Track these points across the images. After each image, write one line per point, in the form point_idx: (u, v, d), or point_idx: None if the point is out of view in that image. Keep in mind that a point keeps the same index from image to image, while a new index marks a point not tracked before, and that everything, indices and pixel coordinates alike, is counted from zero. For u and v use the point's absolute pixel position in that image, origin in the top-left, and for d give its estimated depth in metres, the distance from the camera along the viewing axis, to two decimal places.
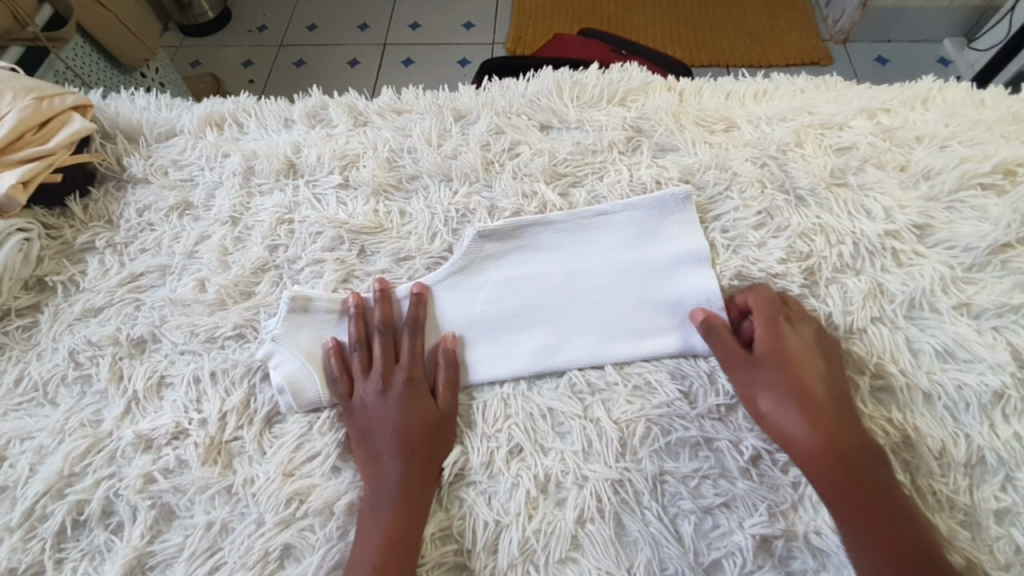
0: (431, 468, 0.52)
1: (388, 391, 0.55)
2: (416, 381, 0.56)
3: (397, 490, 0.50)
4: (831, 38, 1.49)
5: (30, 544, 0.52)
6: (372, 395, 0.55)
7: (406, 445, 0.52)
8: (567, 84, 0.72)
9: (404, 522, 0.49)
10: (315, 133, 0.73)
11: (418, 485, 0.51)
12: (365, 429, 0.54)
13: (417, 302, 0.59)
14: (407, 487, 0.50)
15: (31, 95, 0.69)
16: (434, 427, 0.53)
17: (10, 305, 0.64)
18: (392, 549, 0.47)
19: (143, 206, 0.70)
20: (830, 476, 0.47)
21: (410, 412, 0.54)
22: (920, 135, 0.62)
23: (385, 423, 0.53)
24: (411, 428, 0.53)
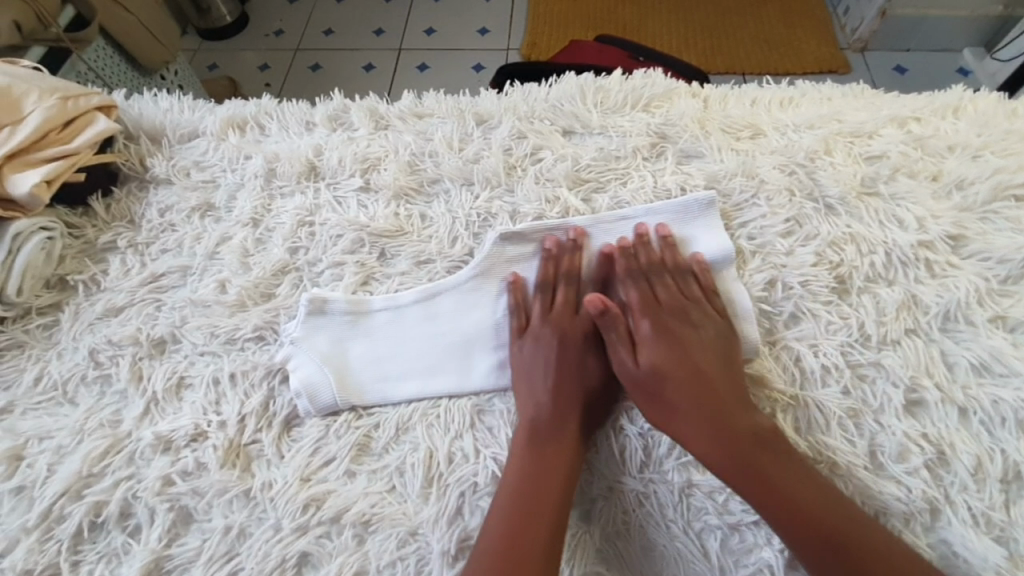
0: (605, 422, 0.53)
1: (562, 348, 0.56)
2: (594, 341, 0.57)
3: (566, 440, 0.51)
4: (849, 46, 1.48)
5: (47, 545, 0.51)
6: (540, 354, 0.56)
7: (594, 403, 0.54)
8: (590, 89, 0.72)
9: (552, 471, 0.49)
10: (337, 136, 0.73)
11: (580, 436, 0.52)
12: (530, 386, 0.54)
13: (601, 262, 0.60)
14: (572, 438, 0.52)
15: (56, 95, 0.68)
16: (615, 387, 0.55)
17: (31, 304, 0.64)
18: (541, 495, 0.48)
19: (165, 207, 0.70)
20: (706, 436, 0.48)
21: (589, 371, 0.56)
22: (952, 144, 0.61)
23: (556, 378, 0.55)
24: (583, 385, 0.55)
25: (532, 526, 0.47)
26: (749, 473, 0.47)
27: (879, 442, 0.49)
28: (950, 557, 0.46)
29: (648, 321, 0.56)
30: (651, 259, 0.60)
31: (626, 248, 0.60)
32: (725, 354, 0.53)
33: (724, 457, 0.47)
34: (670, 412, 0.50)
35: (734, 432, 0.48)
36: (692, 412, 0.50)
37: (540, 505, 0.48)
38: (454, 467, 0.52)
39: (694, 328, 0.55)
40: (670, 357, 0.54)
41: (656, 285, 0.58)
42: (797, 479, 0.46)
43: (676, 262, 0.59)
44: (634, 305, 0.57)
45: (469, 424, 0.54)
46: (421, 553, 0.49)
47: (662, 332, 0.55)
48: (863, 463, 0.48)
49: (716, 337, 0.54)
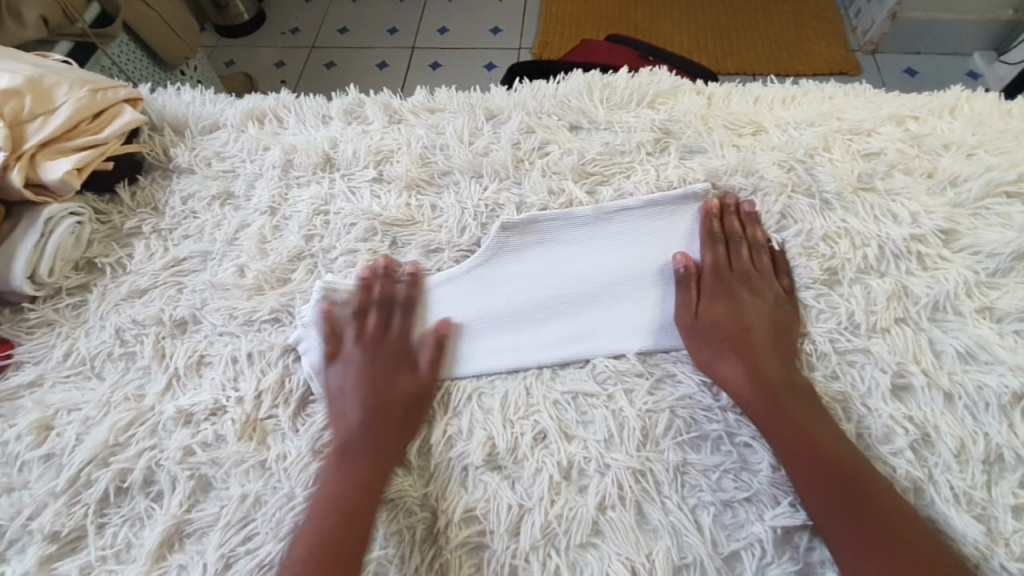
0: (408, 434, 0.55)
1: (375, 366, 0.58)
2: (398, 357, 0.59)
3: (371, 454, 0.53)
4: (859, 49, 1.49)
5: (74, 509, 0.54)
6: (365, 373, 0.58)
7: (400, 425, 0.55)
8: (597, 86, 0.74)
9: (370, 484, 0.51)
10: (352, 129, 0.76)
11: (380, 454, 0.53)
12: (336, 411, 0.56)
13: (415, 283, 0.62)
14: (375, 450, 0.53)
15: (86, 87, 0.71)
16: (405, 400, 0.56)
17: (62, 284, 0.67)
18: (347, 517, 0.49)
19: (187, 195, 0.73)
20: (751, 386, 0.53)
21: (392, 384, 0.57)
22: (947, 142, 0.63)
23: (361, 395, 0.56)
24: (387, 399, 0.56)
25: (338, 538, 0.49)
26: (779, 416, 0.51)
27: (866, 424, 0.51)
28: None
29: (713, 283, 0.59)
30: (729, 228, 0.61)
31: (712, 216, 0.62)
32: (785, 321, 0.56)
33: (763, 403, 0.52)
34: (718, 358, 0.55)
35: (767, 377, 0.53)
36: (740, 361, 0.54)
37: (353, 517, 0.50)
38: (455, 442, 0.54)
39: (756, 293, 0.58)
40: (720, 314, 0.57)
41: (731, 253, 0.60)
42: (819, 428, 0.50)
43: (757, 235, 0.60)
44: (707, 267, 0.60)
45: (467, 402, 0.56)
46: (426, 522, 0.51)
47: (724, 294, 0.59)
48: None
49: (777, 303, 0.57)
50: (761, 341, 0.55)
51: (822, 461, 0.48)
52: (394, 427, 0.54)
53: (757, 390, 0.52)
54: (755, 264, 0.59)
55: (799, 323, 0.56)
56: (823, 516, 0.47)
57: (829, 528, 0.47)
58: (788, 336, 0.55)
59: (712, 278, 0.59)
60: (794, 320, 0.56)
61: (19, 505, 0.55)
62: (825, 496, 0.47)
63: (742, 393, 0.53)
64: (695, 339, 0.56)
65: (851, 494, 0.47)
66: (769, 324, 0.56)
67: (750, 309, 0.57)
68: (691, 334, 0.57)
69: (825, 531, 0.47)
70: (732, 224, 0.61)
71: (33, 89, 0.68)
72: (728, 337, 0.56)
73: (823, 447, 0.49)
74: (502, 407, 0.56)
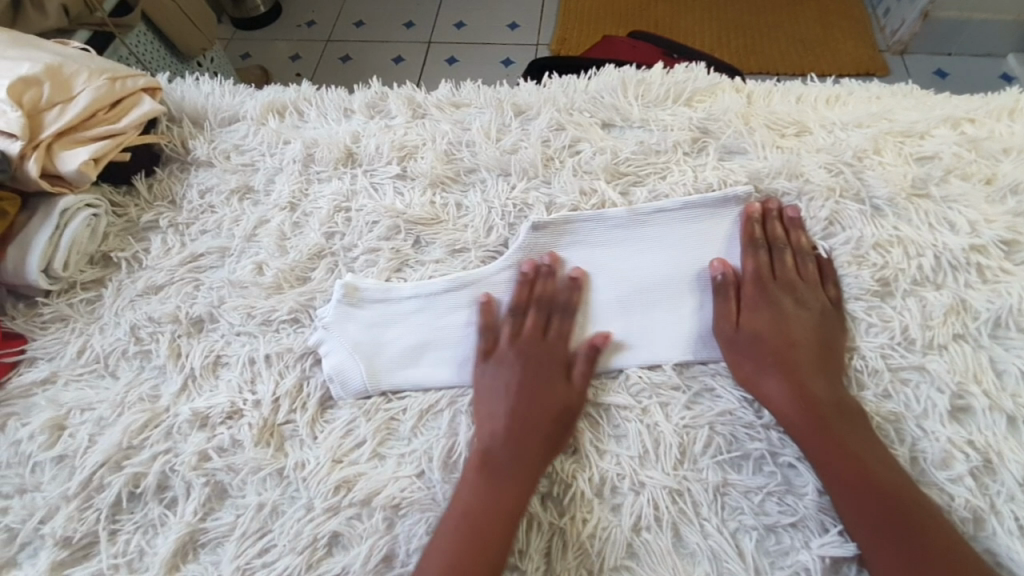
0: (557, 450, 0.51)
1: (534, 377, 0.54)
2: (550, 363, 0.55)
3: (512, 464, 0.49)
4: (888, 49, 1.44)
5: (86, 514, 0.52)
6: (522, 381, 0.54)
7: (537, 433, 0.51)
8: (631, 82, 0.71)
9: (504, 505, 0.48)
10: (374, 123, 0.73)
11: (528, 464, 0.50)
12: (485, 418, 0.52)
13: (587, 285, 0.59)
14: (518, 466, 0.49)
15: (105, 76, 0.69)
16: (561, 411, 0.52)
17: (77, 279, 0.66)
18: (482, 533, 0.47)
19: (205, 188, 0.71)
20: (795, 402, 0.50)
21: (544, 393, 0.53)
22: (1006, 147, 0.59)
23: (518, 390, 0.53)
24: (540, 404, 0.52)
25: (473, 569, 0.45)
26: (823, 436, 0.48)
27: (922, 447, 0.48)
28: None
29: (754, 292, 0.56)
30: (771, 234, 0.58)
31: (752, 222, 0.59)
32: (830, 333, 0.52)
33: (806, 422, 0.49)
34: (759, 372, 0.52)
35: (813, 395, 0.49)
36: (783, 376, 0.51)
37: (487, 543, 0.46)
38: None
39: (801, 302, 0.54)
40: (762, 325, 0.54)
41: (774, 260, 0.57)
42: (869, 451, 0.47)
43: (801, 241, 0.57)
44: (748, 275, 0.57)
45: None
46: None
47: (766, 303, 0.55)
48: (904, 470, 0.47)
49: (823, 315, 0.53)
50: (805, 355, 0.52)
51: (870, 486, 0.45)
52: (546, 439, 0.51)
53: (801, 408, 0.49)
54: (798, 273, 0.56)
55: (846, 337, 0.52)
56: (870, 546, 0.44)
57: (876, 558, 0.44)
58: (834, 351, 0.52)
59: (752, 288, 0.56)
60: (839, 333, 0.52)
61: (31, 508, 0.53)
62: (874, 526, 0.44)
63: (787, 412, 0.50)
64: (734, 351, 0.53)
65: (903, 526, 0.44)
66: (815, 337, 0.52)
67: (794, 321, 0.54)
68: (730, 346, 0.54)
69: (874, 564, 0.44)
70: (774, 229, 0.58)
71: (51, 78, 0.66)
72: (770, 350, 0.53)
73: (870, 471, 0.46)
74: None
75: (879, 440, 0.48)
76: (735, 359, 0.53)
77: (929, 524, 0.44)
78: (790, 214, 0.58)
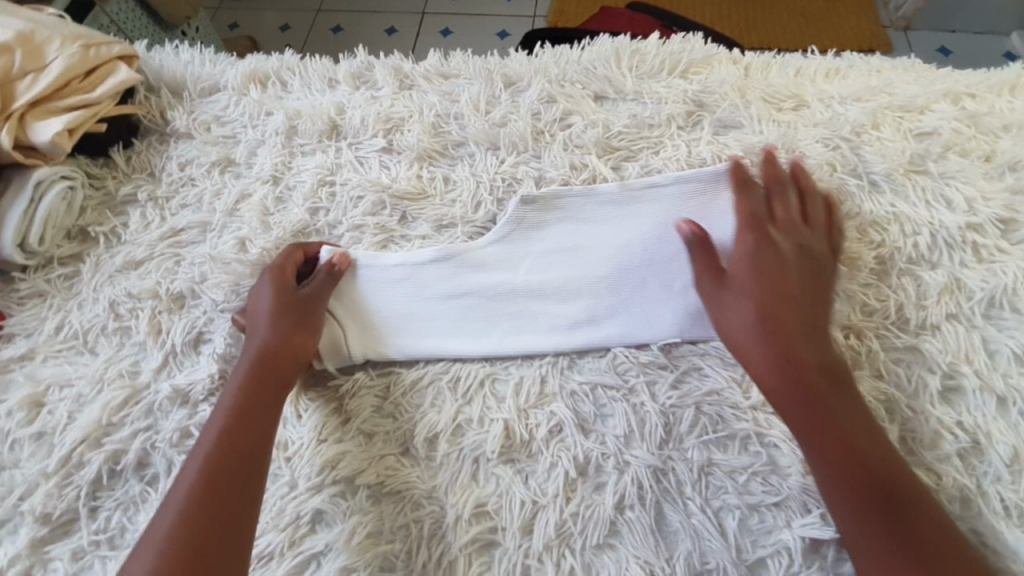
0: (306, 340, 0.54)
1: (276, 312, 0.54)
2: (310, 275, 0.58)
3: (268, 355, 0.52)
4: (891, 24, 1.40)
5: (66, 490, 0.52)
6: (266, 314, 0.54)
7: (292, 329, 0.54)
8: (626, 52, 0.68)
9: (257, 411, 0.49)
10: (360, 94, 0.71)
11: (280, 353, 0.52)
12: (252, 324, 0.55)
13: (309, 245, 0.59)
14: (273, 357, 0.52)
15: (78, 42, 0.67)
16: (309, 311, 0.55)
17: (53, 254, 0.64)
18: (242, 418, 0.49)
19: (185, 161, 0.69)
20: (780, 373, 0.48)
21: (294, 297, 0.55)
22: (1007, 124, 0.58)
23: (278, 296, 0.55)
24: (292, 307, 0.55)
25: (225, 453, 0.46)
26: (805, 409, 0.46)
27: (910, 427, 0.47)
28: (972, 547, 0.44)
29: (746, 236, 0.54)
30: (765, 183, 0.57)
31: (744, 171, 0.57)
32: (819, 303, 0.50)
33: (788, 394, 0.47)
34: (745, 343, 0.50)
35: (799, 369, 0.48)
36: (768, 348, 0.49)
37: (219, 493, 0.45)
38: (464, 431, 0.51)
39: (795, 245, 0.53)
40: (751, 271, 0.52)
41: (768, 205, 0.55)
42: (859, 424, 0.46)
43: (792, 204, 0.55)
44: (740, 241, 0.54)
45: (478, 387, 0.53)
46: (435, 516, 0.48)
47: (759, 248, 0.53)
48: None
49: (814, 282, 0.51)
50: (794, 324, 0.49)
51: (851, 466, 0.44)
52: (258, 380, 0.51)
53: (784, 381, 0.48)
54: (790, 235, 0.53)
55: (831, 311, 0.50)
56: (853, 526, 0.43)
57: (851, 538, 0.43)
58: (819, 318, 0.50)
59: (742, 254, 0.53)
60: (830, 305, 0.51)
61: (10, 485, 0.52)
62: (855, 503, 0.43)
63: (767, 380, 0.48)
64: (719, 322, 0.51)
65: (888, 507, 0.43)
66: (801, 304, 0.50)
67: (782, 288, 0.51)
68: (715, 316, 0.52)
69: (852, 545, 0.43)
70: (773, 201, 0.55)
71: (23, 45, 0.64)
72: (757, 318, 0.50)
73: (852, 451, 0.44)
74: (512, 396, 0.52)
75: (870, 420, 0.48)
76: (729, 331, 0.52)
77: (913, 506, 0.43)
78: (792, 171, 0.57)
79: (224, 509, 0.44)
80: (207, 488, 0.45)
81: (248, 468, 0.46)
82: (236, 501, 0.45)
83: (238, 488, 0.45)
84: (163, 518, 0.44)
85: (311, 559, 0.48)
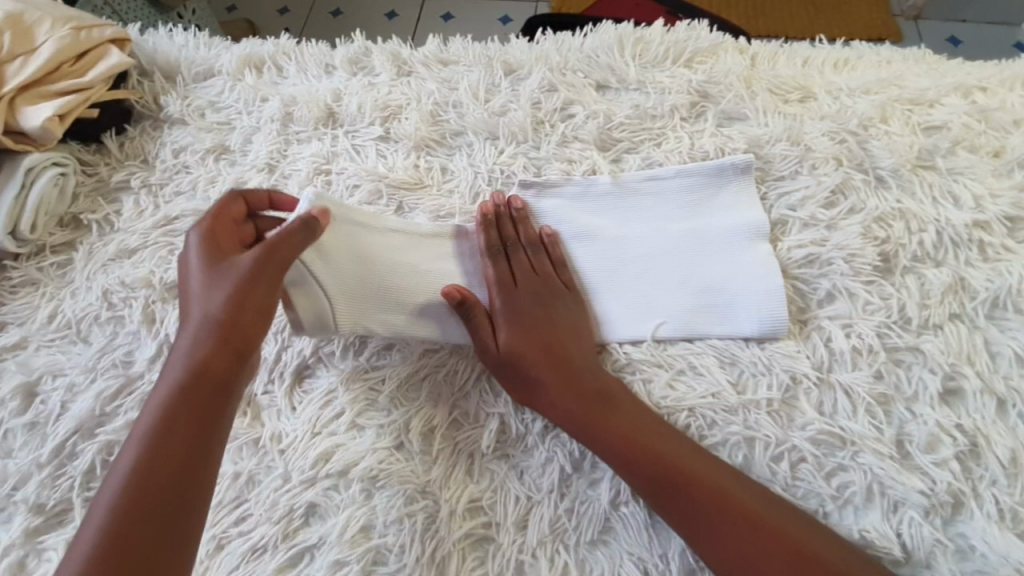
0: (258, 313, 0.47)
1: (222, 278, 0.48)
2: None
3: (213, 326, 0.46)
4: (901, 13, 1.37)
5: (60, 480, 0.52)
6: (212, 278, 0.48)
7: (242, 297, 0.47)
8: (629, 40, 0.67)
9: (199, 391, 0.44)
10: (357, 81, 0.69)
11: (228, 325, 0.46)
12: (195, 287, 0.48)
13: (250, 194, 0.56)
14: (219, 330, 0.46)
15: (69, 25, 0.65)
16: (260, 277, 0.47)
17: (45, 241, 0.63)
18: (183, 399, 0.43)
19: (179, 147, 0.68)
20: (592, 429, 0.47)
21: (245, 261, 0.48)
22: (1019, 119, 0.57)
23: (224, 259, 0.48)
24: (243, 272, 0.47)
25: (167, 435, 0.42)
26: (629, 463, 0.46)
27: (909, 431, 0.46)
28: (967, 550, 0.44)
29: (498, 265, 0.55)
30: (704, 174, 0.57)
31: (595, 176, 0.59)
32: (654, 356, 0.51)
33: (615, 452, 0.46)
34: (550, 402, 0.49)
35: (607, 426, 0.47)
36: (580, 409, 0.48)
37: (157, 483, 0.40)
38: (460, 425, 0.51)
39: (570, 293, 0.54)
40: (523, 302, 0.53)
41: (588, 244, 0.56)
42: (657, 439, 0.46)
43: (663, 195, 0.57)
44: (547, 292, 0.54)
45: (475, 382, 0.53)
46: (429, 511, 0.48)
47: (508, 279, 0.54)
48: (891, 452, 0.46)
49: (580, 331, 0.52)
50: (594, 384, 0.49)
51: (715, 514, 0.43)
52: (207, 355, 0.45)
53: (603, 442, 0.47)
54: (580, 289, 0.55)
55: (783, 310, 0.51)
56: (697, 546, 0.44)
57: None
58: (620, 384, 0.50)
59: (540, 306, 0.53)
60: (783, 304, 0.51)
61: (4, 474, 0.52)
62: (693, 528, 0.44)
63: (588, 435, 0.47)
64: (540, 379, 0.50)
65: (709, 519, 0.43)
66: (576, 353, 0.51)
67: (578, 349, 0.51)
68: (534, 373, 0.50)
69: None
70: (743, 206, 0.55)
71: (12, 28, 0.63)
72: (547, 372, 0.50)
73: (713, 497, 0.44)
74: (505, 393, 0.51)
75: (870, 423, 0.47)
76: (730, 330, 0.51)
77: (763, 527, 0.43)
78: (741, 165, 0.56)
79: (163, 500, 0.40)
80: (143, 475, 0.40)
81: (181, 477, 0.41)
82: (177, 489, 0.41)
83: (179, 477, 0.41)
84: (90, 519, 0.39)
85: (305, 551, 0.48)
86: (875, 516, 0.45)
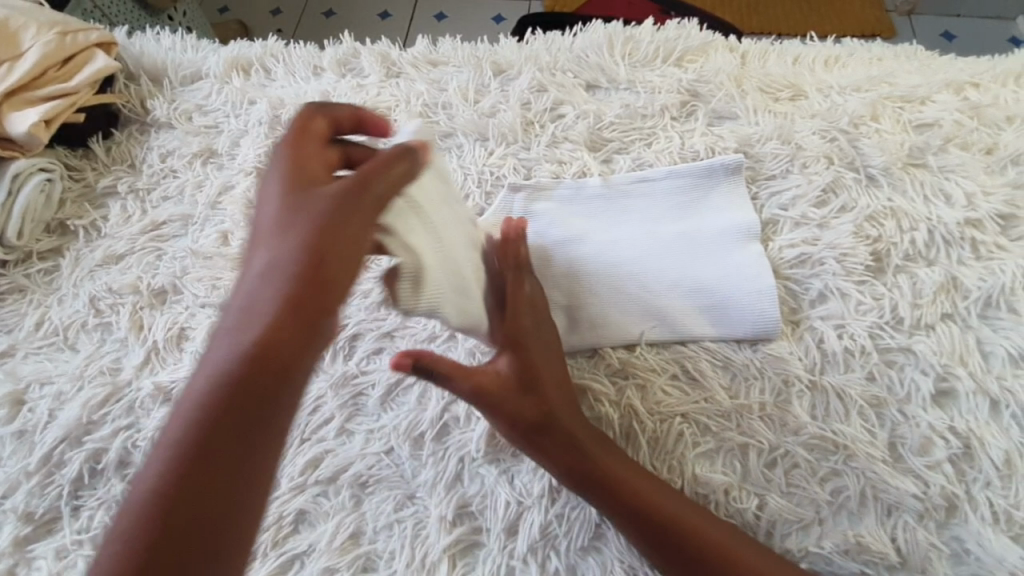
0: (345, 261, 0.35)
1: (299, 212, 0.37)
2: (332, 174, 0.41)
3: (283, 276, 0.34)
4: (895, 9, 1.36)
5: (47, 489, 0.51)
6: (288, 213, 0.37)
7: (316, 238, 0.35)
8: (619, 38, 0.66)
9: (269, 356, 0.33)
10: (345, 83, 0.69)
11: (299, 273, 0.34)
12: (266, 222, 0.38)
13: (336, 112, 0.46)
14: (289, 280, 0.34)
15: (55, 29, 0.65)
16: (344, 214, 0.36)
17: (31, 248, 0.62)
18: (245, 363, 0.33)
19: (166, 151, 0.67)
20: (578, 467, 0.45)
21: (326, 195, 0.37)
22: (1011, 115, 0.57)
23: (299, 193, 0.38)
24: (324, 208, 0.36)
25: (222, 408, 0.32)
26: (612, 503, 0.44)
27: (902, 433, 0.46)
28: (960, 553, 0.43)
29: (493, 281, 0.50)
30: (695, 176, 0.56)
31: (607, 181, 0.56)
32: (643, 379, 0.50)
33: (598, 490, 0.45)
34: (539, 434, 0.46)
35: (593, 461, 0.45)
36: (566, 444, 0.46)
37: (206, 467, 0.32)
38: (450, 430, 0.50)
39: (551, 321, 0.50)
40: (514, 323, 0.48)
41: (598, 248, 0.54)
42: (637, 478, 0.45)
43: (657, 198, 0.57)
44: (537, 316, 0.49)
45: None
46: (419, 516, 0.48)
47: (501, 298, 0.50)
48: (883, 455, 0.45)
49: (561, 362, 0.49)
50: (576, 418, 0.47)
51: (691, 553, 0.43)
52: (278, 309, 0.33)
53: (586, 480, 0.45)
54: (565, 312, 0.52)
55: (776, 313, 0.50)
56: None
57: None
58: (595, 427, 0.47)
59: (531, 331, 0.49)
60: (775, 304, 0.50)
61: None
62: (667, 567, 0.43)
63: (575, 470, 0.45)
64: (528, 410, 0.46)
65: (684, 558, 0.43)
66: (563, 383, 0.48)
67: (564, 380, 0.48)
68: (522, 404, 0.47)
69: None
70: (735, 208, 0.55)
71: None
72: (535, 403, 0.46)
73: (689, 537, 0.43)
74: None
75: (861, 425, 0.47)
76: (722, 333, 0.51)
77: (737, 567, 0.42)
78: (732, 165, 0.56)
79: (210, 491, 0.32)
80: (193, 458, 0.32)
81: (237, 464, 0.32)
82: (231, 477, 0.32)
83: (235, 460, 0.32)
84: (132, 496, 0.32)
85: (294, 560, 0.47)
86: (867, 519, 0.44)
